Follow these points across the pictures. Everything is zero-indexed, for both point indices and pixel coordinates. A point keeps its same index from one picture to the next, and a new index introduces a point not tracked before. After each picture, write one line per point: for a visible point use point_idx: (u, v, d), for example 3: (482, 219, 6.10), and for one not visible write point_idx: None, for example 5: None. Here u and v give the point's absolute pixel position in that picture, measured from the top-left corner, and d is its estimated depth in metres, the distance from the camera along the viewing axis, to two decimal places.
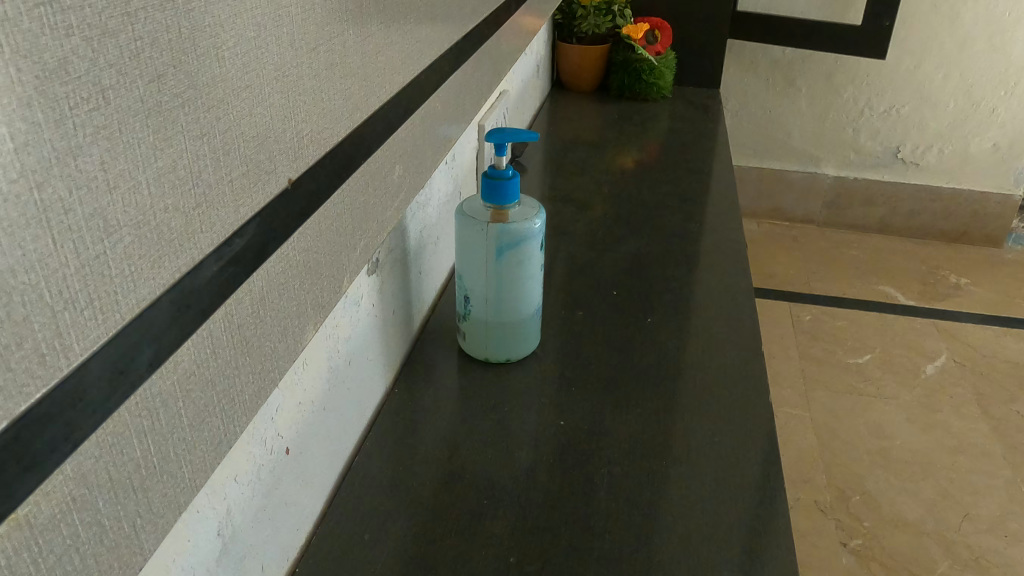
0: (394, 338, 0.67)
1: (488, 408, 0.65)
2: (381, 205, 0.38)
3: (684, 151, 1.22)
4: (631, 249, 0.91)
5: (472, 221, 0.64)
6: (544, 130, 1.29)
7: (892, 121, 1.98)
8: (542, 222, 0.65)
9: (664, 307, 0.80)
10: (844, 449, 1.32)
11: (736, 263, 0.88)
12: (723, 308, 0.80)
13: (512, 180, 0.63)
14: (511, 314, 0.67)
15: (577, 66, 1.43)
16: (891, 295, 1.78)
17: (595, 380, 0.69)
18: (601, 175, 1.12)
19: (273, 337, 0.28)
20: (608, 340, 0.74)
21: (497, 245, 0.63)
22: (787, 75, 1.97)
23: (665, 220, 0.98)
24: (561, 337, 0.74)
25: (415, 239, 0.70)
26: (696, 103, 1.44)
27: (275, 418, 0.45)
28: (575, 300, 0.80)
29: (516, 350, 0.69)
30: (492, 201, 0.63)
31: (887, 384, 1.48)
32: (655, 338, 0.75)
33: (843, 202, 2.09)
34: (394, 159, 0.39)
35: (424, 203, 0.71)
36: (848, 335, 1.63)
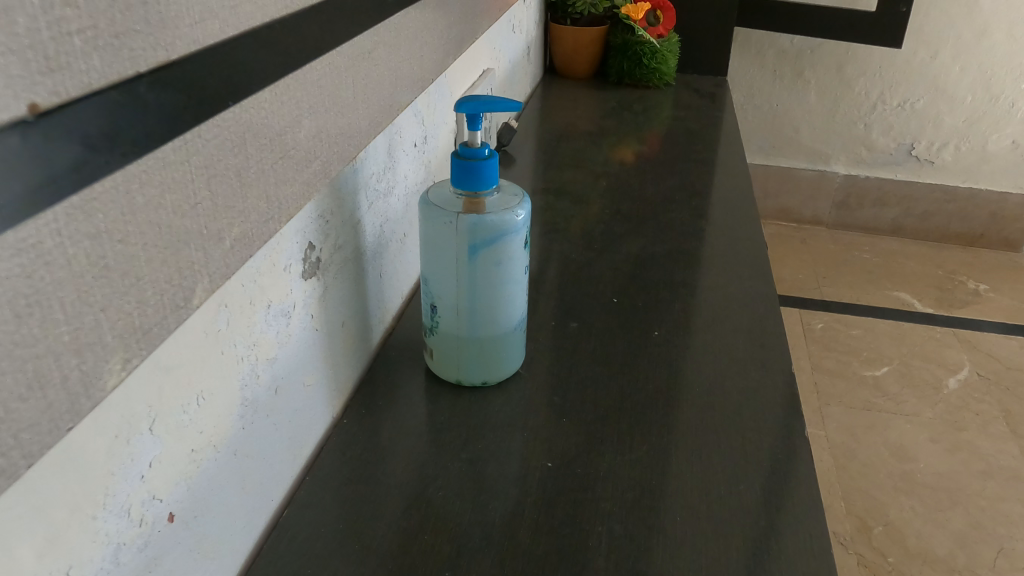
0: (345, 356, 0.54)
1: (457, 446, 0.52)
2: (273, 173, 0.26)
3: (691, 141, 1.10)
4: (635, 248, 0.78)
5: (438, 211, 0.50)
6: (535, 118, 1.17)
7: (905, 116, 1.87)
8: (527, 213, 0.51)
9: (673, 318, 0.67)
10: (863, 472, 1.20)
11: (755, 266, 0.76)
12: (744, 319, 0.67)
13: (489, 161, 0.50)
14: (489, 328, 0.53)
15: (572, 50, 1.32)
16: (907, 302, 1.68)
17: (590, 406, 0.56)
18: (599, 167, 1.00)
19: (5, 391, 0.17)
20: (607, 359, 0.61)
21: (471, 243, 0.50)
22: (795, 66, 1.86)
23: (672, 216, 0.86)
24: (550, 353, 0.62)
25: (372, 236, 0.57)
26: (701, 90, 1.32)
27: (145, 476, 0.33)
28: (568, 309, 0.68)
29: (494, 373, 0.56)
30: (463, 187, 0.50)
31: (907, 399, 1.37)
32: (664, 356, 0.62)
33: (853, 202, 2.00)
34: (299, 107, 0.27)
35: (382, 192, 0.59)
36: (862, 345, 1.53)
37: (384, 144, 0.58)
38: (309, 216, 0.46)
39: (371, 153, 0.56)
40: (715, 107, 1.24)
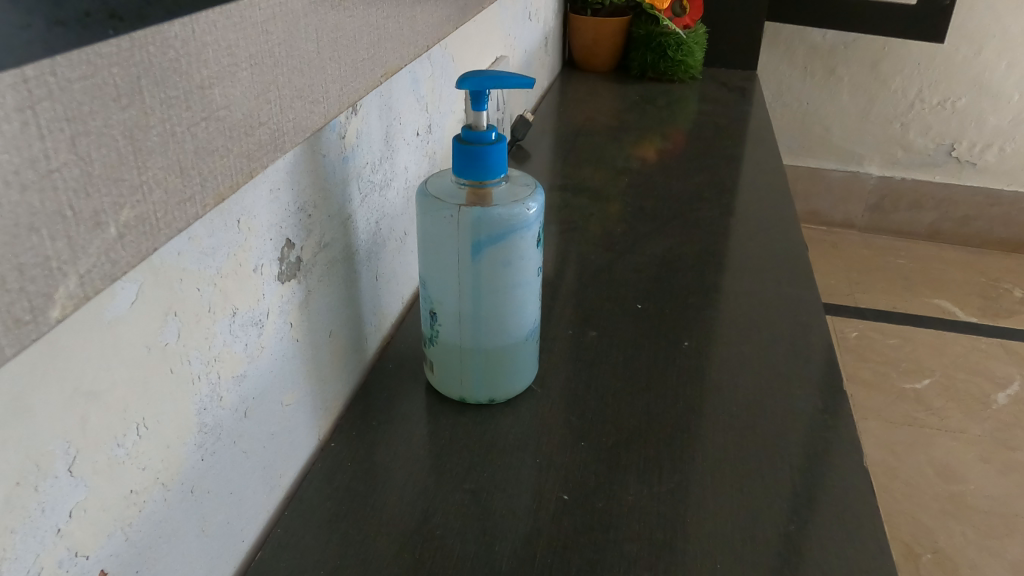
0: (333, 370, 0.47)
1: (458, 475, 0.45)
2: (182, 128, 0.19)
3: (721, 136, 1.03)
4: (661, 249, 0.71)
5: (438, 203, 0.44)
6: (552, 112, 1.10)
7: (944, 115, 1.81)
8: (539, 205, 0.45)
9: (705, 325, 0.59)
10: (907, 493, 1.16)
11: (795, 265, 0.68)
12: (785, 325, 0.60)
13: (496, 146, 0.44)
14: (497, 338, 0.46)
15: (592, 43, 1.25)
16: (948, 310, 1.62)
17: (611, 427, 0.49)
18: (621, 163, 0.93)
19: None
20: (629, 372, 0.54)
21: (475, 240, 0.43)
22: (827, 63, 1.81)
23: (700, 214, 0.79)
24: (566, 365, 0.55)
25: (365, 234, 0.51)
26: (729, 84, 1.25)
27: (62, 528, 0.26)
28: (587, 315, 0.61)
29: (503, 390, 0.49)
30: (467, 175, 0.44)
31: (952, 415, 1.32)
32: (696, 368, 0.54)
33: (888, 204, 1.95)
34: (225, 44, 0.20)
35: (378, 186, 0.52)
36: (901, 355, 1.48)
37: (379, 131, 0.52)
38: (287, 209, 0.40)
39: (363, 141, 0.49)
40: (744, 102, 1.16)
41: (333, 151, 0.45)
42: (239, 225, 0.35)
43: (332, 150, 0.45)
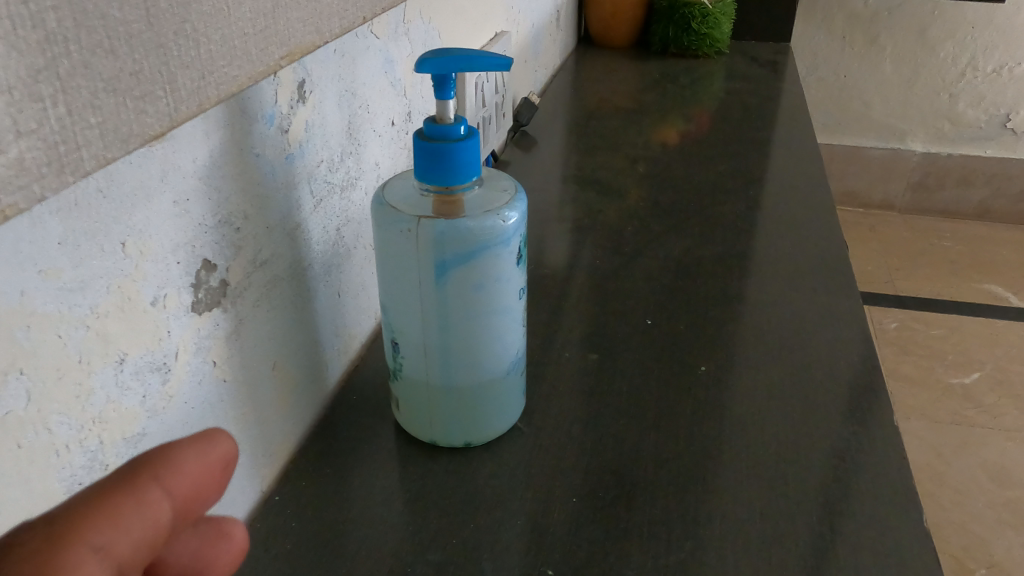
0: (280, 408, 0.40)
1: (425, 538, 0.38)
2: None
3: (748, 116, 0.93)
4: (676, 251, 0.63)
5: (393, 214, 0.36)
6: (563, 92, 1.01)
7: (1000, 84, 1.67)
8: (520, 215, 0.37)
9: (727, 345, 0.51)
10: (957, 500, 1.07)
11: (834, 266, 0.59)
12: (821, 341, 0.51)
13: (465, 144, 0.35)
14: (470, 373, 0.39)
15: (610, 17, 1.15)
16: (1001, 296, 1.50)
17: (612, 478, 0.41)
18: (637, 148, 0.85)
19: None
20: (635, 404, 0.46)
21: (438, 260, 0.35)
22: (868, 32, 1.69)
23: (725, 206, 0.70)
24: (560, 397, 0.47)
25: (320, 246, 0.43)
26: (759, 58, 1.14)
27: None
28: (588, 334, 0.52)
29: (481, 432, 0.42)
30: (430, 179, 0.36)
31: (1007, 412, 1.21)
32: (715, 398, 0.46)
33: (932, 183, 1.82)
34: None
35: (336, 188, 0.44)
36: (947, 347, 1.37)
37: (340, 122, 0.44)
38: (202, 224, 0.32)
39: (316, 134, 0.41)
40: (776, 76, 1.06)
41: (272, 149, 0.37)
42: (123, 250, 0.28)
43: (270, 147, 0.37)
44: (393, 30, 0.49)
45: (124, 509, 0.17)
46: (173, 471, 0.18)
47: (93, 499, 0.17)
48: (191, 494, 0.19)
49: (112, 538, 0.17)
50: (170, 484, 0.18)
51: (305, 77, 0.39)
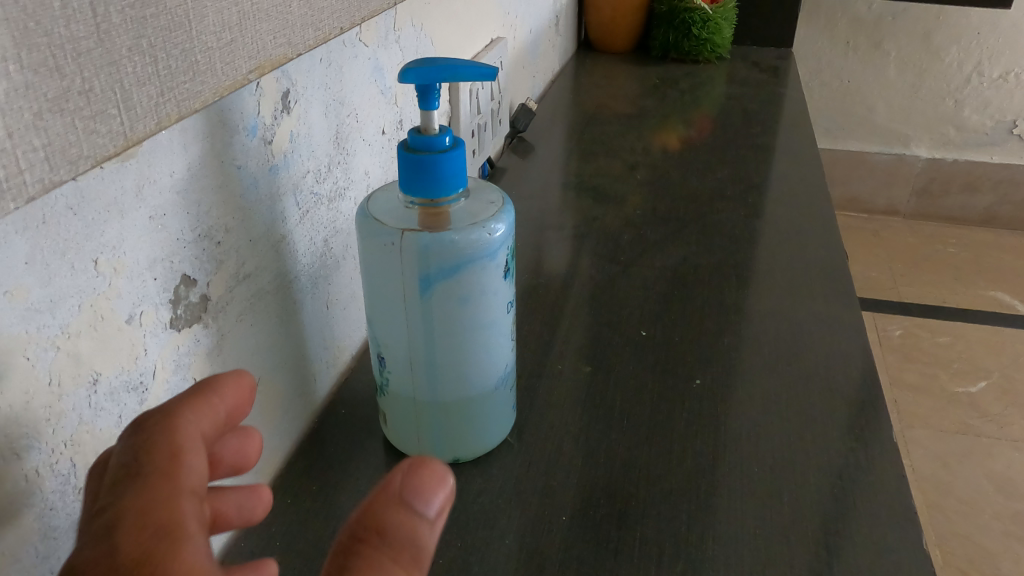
0: (266, 423, 0.40)
1: None
2: None
3: (750, 123, 0.92)
4: (674, 260, 0.62)
5: (377, 227, 0.35)
6: (562, 97, 1.00)
7: (1006, 89, 1.66)
8: (506, 228, 0.36)
9: (723, 357, 0.50)
10: (961, 511, 1.05)
11: (833, 276, 0.58)
12: (819, 354, 0.50)
13: (450, 155, 0.35)
14: (458, 388, 0.38)
15: (610, 22, 1.14)
16: (1006, 303, 1.48)
17: (602, 495, 0.40)
18: (636, 155, 0.84)
19: None
20: (628, 417, 0.45)
21: (423, 274, 0.35)
22: (872, 36, 1.68)
23: (723, 214, 0.69)
24: (551, 411, 0.46)
25: (307, 258, 0.42)
26: (760, 63, 1.13)
27: None
28: (582, 345, 0.51)
29: (469, 448, 0.41)
30: (415, 191, 0.35)
31: (1013, 422, 1.20)
32: (710, 412, 0.45)
33: (937, 188, 1.80)
34: None
35: (323, 199, 0.44)
36: (953, 355, 1.35)
37: (327, 132, 0.43)
38: (181, 238, 0.32)
39: (302, 145, 0.41)
40: (777, 82, 1.05)
41: (254, 160, 0.36)
42: (96, 268, 0.27)
43: (253, 159, 0.36)
44: (383, 37, 0.49)
45: (196, 400, 0.23)
46: (223, 389, 0.24)
47: (179, 403, 0.22)
48: (235, 409, 0.24)
49: (199, 423, 0.22)
50: (224, 398, 0.24)
51: (289, 87, 0.39)
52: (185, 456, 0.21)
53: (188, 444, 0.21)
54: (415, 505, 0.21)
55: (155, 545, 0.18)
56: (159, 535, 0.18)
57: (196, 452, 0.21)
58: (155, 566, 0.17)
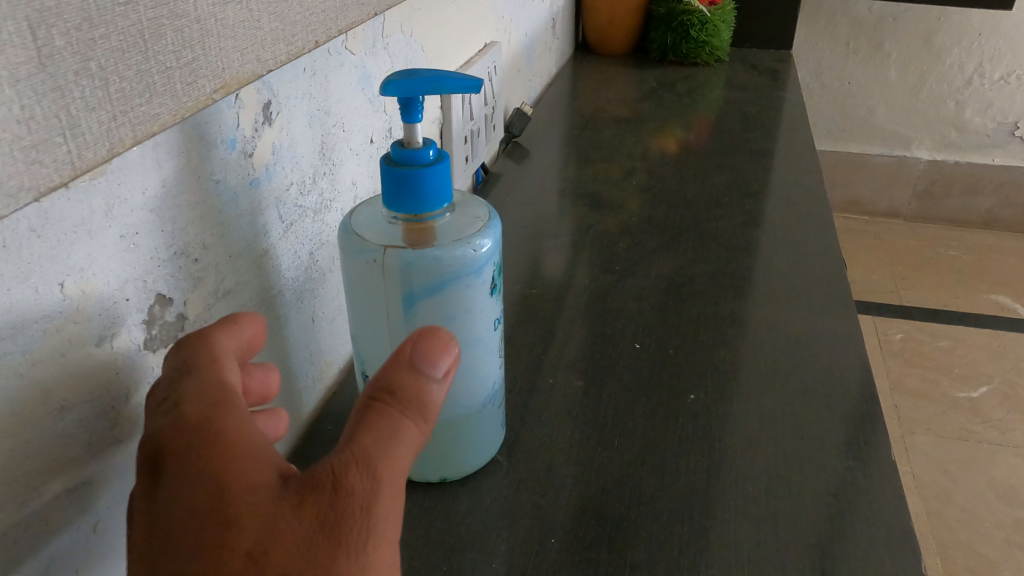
0: None
1: None
2: None
3: (748, 127, 0.91)
4: (668, 269, 0.61)
5: (358, 243, 0.34)
6: (559, 101, 0.99)
7: (1008, 90, 1.65)
8: (493, 244, 0.35)
9: (718, 371, 0.49)
10: (962, 519, 1.04)
11: (832, 287, 0.57)
12: (817, 368, 0.49)
13: (434, 169, 0.34)
14: (444, 408, 0.37)
15: (607, 24, 1.13)
16: (1008, 307, 1.47)
17: (590, 515, 0.39)
18: (632, 160, 0.83)
19: None
20: (620, 434, 0.44)
21: (406, 292, 0.34)
22: (873, 38, 1.67)
23: (720, 222, 0.68)
24: (541, 427, 0.45)
25: (291, 272, 0.42)
26: (759, 66, 1.12)
27: None
28: (574, 359, 0.50)
29: (456, 467, 0.40)
30: (398, 207, 0.34)
31: (1014, 428, 1.19)
32: (704, 429, 0.44)
33: (938, 190, 1.79)
34: None
35: (309, 211, 0.43)
36: (953, 359, 1.34)
37: (311, 143, 0.42)
38: (155, 256, 0.31)
39: (284, 156, 0.40)
40: (776, 85, 1.04)
41: (234, 174, 0.36)
42: (62, 292, 0.26)
43: (232, 173, 0.35)
44: (370, 44, 0.48)
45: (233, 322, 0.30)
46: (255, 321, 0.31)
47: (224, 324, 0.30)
48: (262, 341, 0.31)
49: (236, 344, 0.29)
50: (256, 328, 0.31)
51: (271, 98, 0.38)
52: (225, 361, 0.28)
53: (228, 353, 0.28)
54: (417, 368, 0.27)
55: (211, 409, 0.25)
56: (214, 404, 0.25)
57: (235, 361, 0.28)
58: (213, 419, 0.25)
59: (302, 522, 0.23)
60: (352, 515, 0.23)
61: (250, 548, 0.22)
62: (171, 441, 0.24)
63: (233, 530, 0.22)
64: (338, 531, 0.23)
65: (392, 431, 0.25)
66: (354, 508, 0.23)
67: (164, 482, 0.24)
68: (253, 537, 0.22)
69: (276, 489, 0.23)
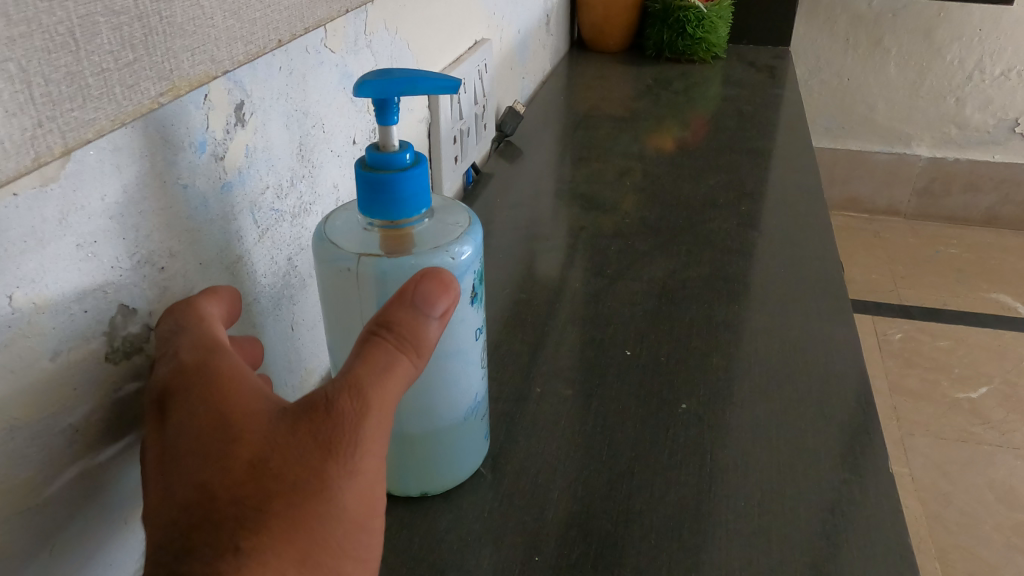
0: None
1: None
2: None
3: (744, 125, 0.89)
4: (662, 273, 0.59)
5: (333, 251, 0.33)
6: (553, 99, 0.98)
7: (1009, 86, 1.63)
8: (473, 251, 0.33)
9: (711, 379, 0.47)
10: (962, 522, 1.03)
11: (828, 291, 0.56)
12: (813, 375, 0.47)
13: (412, 174, 0.32)
14: (425, 422, 0.35)
15: (603, 21, 1.12)
16: (1008, 306, 1.46)
17: (576, 533, 0.37)
18: (626, 159, 0.81)
19: None
20: (609, 446, 0.42)
21: (382, 302, 0.32)
22: (873, 34, 1.65)
23: (715, 224, 0.67)
24: (528, 439, 0.43)
25: (268, 279, 0.40)
26: (757, 63, 1.11)
27: None
28: (563, 366, 0.49)
29: (438, 481, 0.38)
30: (374, 213, 0.32)
31: (1015, 429, 1.17)
32: (695, 440, 0.43)
33: (938, 187, 1.78)
34: None
35: (286, 215, 0.41)
36: (953, 359, 1.33)
37: (288, 145, 0.41)
38: (116, 265, 0.29)
39: (259, 159, 0.38)
40: (774, 82, 1.03)
41: (203, 178, 0.34)
42: (10, 304, 0.25)
43: (201, 177, 0.34)
44: (351, 43, 0.46)
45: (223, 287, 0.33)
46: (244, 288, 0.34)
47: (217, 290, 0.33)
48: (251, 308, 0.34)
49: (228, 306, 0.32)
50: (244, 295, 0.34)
51: (244, 98, 0.36)
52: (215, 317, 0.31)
53: (219, 313, 0.31)
54: (415, 306, 0.28)
55: (206, 354, 0.28)
56: (210, 349, 0.29)
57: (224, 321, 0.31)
58: (207, 363, 0.28)
59: (298, 436, 0.25)
60: (343, 433, 0.26)
61: (252, 456, 0.25)
62: (175, 382, 0.27)
63: (236, 442, 0.25)
64: (330, 445, 0.25)
65: (388, 362, 0.27)
66: (347, 425, 0.26)
67: (172, 418, 0.27)
68: (254, 449, 0.25)
69: (275, 414, 0.26)
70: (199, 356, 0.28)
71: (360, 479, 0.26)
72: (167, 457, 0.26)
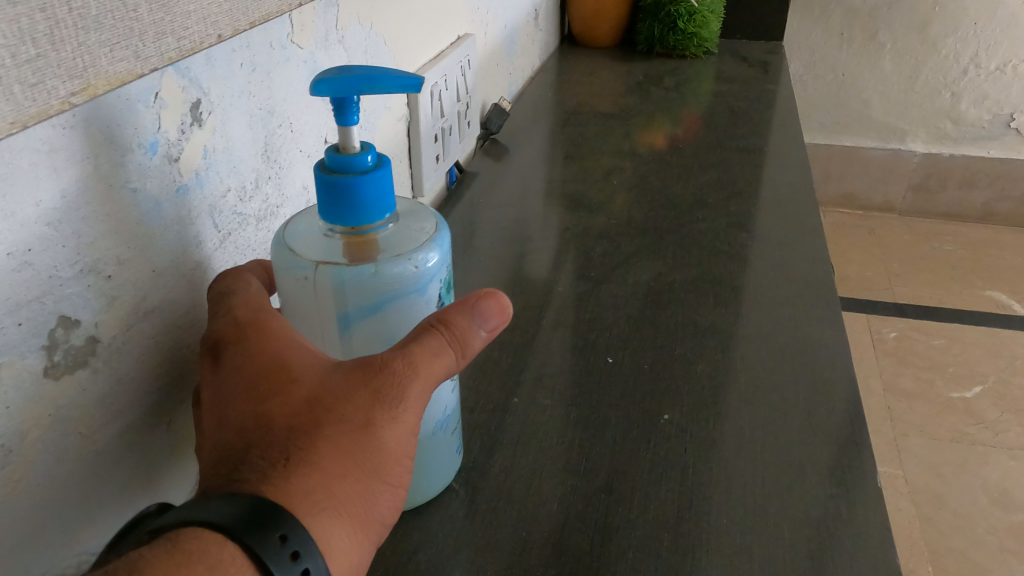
0: (175, 468, 0.36)
1: None
2: None
3: (735, 122, 0.88)
4: (647, 276, 0.58)
5: (292, 256, 0.31)
6: (541, 95, 0.96)
7: (1004, 81, 1.61)
8: (440, 258, 0.32)
9: (695, 387, 0.46)
10: (956, 525, 1.01)
11: (818, 294, 0.54)
12: (801, 383, 0.46)
13: (375, 176, 0.30)
14: None
15: (593, 15, 1.10)
16: (1003, 303, 1.44)
17: (551, 551, 0.36)
18: (615, 157, 0.79)
19: None
20: (587, 459, 0.41)
21: (341, 312, 0.31)
22: (867, 28, 1.63)
23: (703, 224, 0.65)
24: (505, 451, 0.42)
25: None
26: (750, 58, 1.09)
27: None
28: (544, 374, 0.47)
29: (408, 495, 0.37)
30: (335, 218, 0.31)
31: (1008, 429, 1.16)
32: (676, 452, 0.41)
33: (933, 183, 1.77)
34: None
35: (250, 218, 0.40)
36: (948, 358, 1.32)
37: (252, 145, 0.39)
38: (56, 273, 0.28)
39: (219, 160, 0.36)
40: (766, 78, 1.01)
41: (157, 180, 0.32)
42: None
43: (153, 179, 0.32)
44: (321, 38, 0.44)
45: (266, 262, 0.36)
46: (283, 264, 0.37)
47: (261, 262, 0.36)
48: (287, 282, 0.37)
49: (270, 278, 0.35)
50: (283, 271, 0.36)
51: (200, 97, 0.34)
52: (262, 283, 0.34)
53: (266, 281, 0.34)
54: (471, 315, 0.29)
55: (259, 311, 0.31)
56: (263, 308, 0.31)
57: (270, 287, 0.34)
58: (261, 318, 0.31)
59: (350, 385, 0.28)
60: (391, 388, 0.28)
61: (308, 396, 0.28)
62: (231, 330, 0.30)
63: (293, 383, 0.28)
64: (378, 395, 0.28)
65: (436, 348, 0.29)
66: (394, 382, 0.28)
67: (230, 359, 0.29)
68: (311, 389, 0.28)
69: (329, 364, 0.29)
70: (253, 311, 0.31)
71: (400, 428, 0.28)
72: (223, 392, 0.29)
